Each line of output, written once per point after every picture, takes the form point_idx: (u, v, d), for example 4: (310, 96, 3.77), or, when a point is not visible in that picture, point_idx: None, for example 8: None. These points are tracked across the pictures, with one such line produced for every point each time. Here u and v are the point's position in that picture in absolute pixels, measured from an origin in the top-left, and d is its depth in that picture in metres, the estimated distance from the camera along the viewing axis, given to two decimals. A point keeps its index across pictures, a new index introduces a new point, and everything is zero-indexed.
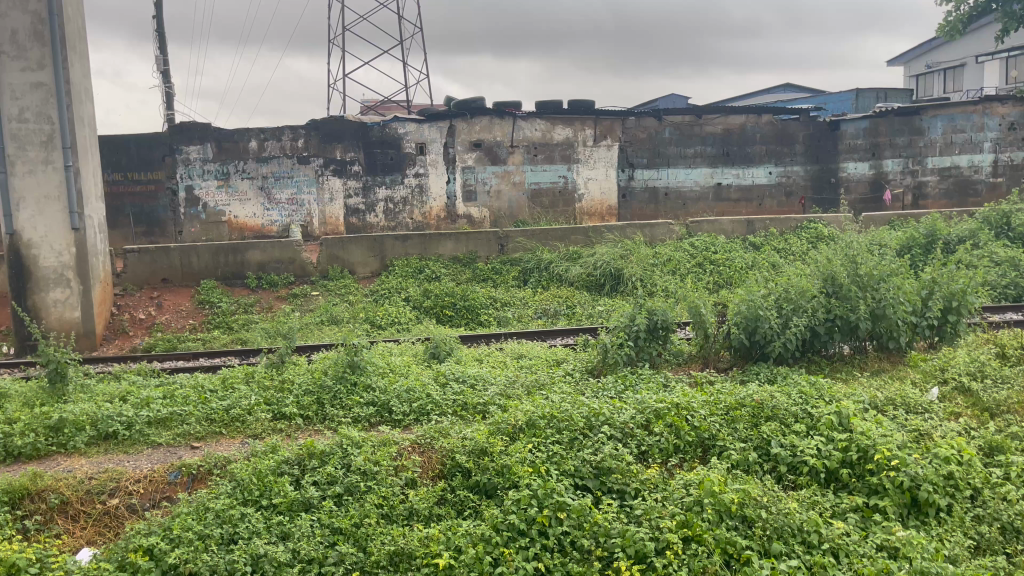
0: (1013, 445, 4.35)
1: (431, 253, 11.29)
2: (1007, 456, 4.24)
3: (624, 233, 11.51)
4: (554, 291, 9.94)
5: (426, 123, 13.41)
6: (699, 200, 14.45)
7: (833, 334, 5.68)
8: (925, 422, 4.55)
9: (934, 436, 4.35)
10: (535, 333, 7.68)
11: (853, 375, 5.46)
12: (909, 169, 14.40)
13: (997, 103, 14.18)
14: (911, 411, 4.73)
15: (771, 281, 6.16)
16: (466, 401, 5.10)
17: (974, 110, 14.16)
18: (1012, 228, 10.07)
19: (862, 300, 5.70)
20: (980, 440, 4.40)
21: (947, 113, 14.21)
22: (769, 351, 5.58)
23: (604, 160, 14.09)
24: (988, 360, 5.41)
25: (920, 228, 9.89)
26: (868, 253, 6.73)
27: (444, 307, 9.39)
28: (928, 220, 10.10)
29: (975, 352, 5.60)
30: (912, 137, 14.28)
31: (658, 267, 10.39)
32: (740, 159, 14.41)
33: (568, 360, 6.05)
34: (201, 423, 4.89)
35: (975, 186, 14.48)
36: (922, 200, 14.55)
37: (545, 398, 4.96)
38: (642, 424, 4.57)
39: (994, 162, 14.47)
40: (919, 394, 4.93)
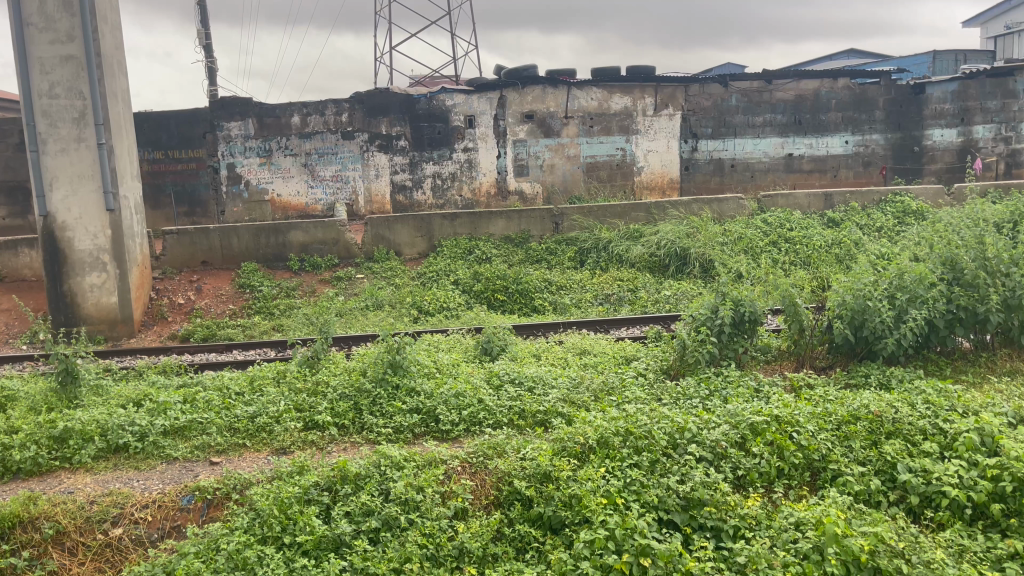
0: None
1: (481, 233, 10.60)
2: None
3: (690, 209, 10.64)
4: (614, 273, 9.16)
5: (476, 94, 12.64)
6: (769, 172, 13.44)
7: (955, 328, 4.83)
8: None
9: None
10: (599, 322, 6.94)
11: (983, 379, 4.65)
12: (1002, 135, 13.20)
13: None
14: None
15: (876, 266, 5.29)
16: (526, 407, 4.42)
17: None
18: None
19: (993, 289, 4.82)
20: None
21: None
22: (877, 351, 4.77)
23: (665, 130, 13.17)
24: None
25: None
26: (988, 233, 5.81)
27: (496, 290, 8.67)
28: None
29: None
30: (1005, 100, 13.05)
31: (728, 246, 9.52)
32: (814, 128, 13.33)
33: (638, 359, 5.31)
34: (222, 434, 4.29)
35: None
36: (1015, 170, 13.35)
37: (618, 407, 4.24)
38: (736, 443, 3.82)
39: None
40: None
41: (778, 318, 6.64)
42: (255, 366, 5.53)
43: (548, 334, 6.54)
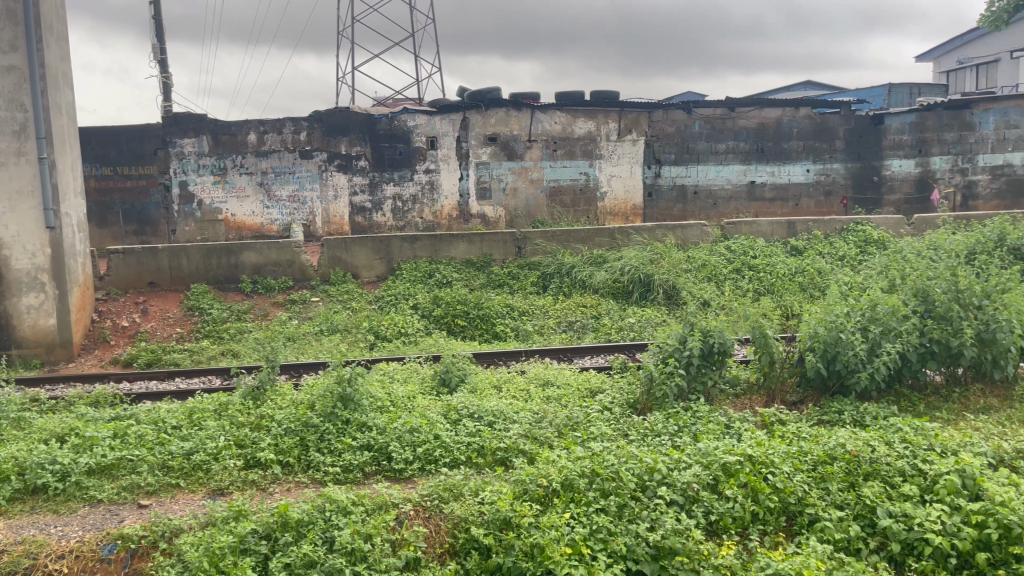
0: None
1: (442, 256, 10.33)
2: None
3: (653, 235, 10.51)
4: (577, 299, 8.96)
5: (438, 115, 12.43)
6: (731, 200, 13.43)
7: (927, 362, 4.70)
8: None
9: None
10: (562, 350, 6.71)
11: (956, 415, 4.52)
12: (959, 166, 13.25)
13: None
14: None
15: (848, 297, 5.14)
16: (488, 445, 4.16)
17: None
18: None
19: (966, 322, 4.70)
20: None
21: (1001, 107, 12.98)
22: (849, 385, 4.61)
23: (629, 155, 13.10)
24: None
25: (986, 232, 8.93)
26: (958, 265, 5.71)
27: (456, 316, 8.39)
28: (996, 224, 9.08)
29: None
30: (962, 132, 13.13)
31: (692, 273, 9.39)
32: (776, 156, 13.37)
33: (602, 393, 5.08)
34: (153, 473, 3.94)
35: None
36: (972, 201, 13.36)
37: (583, 445, 4.01)
38: (709, 485, 3.60)
39: None
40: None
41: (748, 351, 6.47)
42: (196, 397, 5.17)
43: (510, 364, 6.28)
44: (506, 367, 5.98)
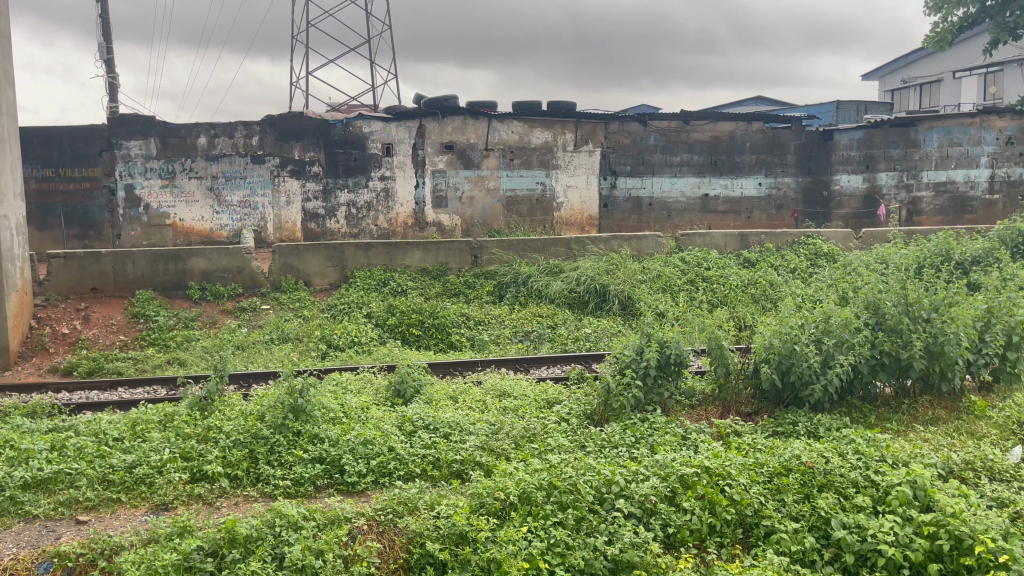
0: None
1: (397, 264, 10.21)
2: None
3: (609, 245, 10.55)
4: (533, 309, 8.93)
5: (394, 121, 12.32)
6: (686, 212, 13.58)
7: (878, 373, 4.78)
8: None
9: None
10: (519, 361, 6.67)
11: (906, 426, 4.60)
12: (904, 183, 13.57)
13: (995, 115, 13.35)
14: (1001, 482, 3.75)
15: (801, 309, 5.20)
16: (447, 458, 4.09)
17: (972, 123, 13.27)
18: None
19: (915, 334, 4.79)
20: None
21: (944, 126, 13.32)
22: (803, 396, 4.66)
23: (585, 166, 13.16)
24: None
25: (931, 247, 9.17)
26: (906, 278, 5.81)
27: (411, 325, 8.28)
28: (940, 238, 9.34)
29: None
30: (907, 149, 13.49)
31: (647, 283, 9.44)
32: (729, 169, 13.56)
33: (559, 404, 5.05)
34: (94, 487, 3.77)
35: (972, 203, 13.51)
36: (916, 217, 13.63)
37: (542, 457, 3.96)
38: (666, 496, 3.59)
39: (991, 178, 13.48)
40: (1000, 455, 3.99)
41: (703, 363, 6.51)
42: (140, 407, 4.99)
43: (467, 375, 6.20)
44: (462, 378, 5.90)
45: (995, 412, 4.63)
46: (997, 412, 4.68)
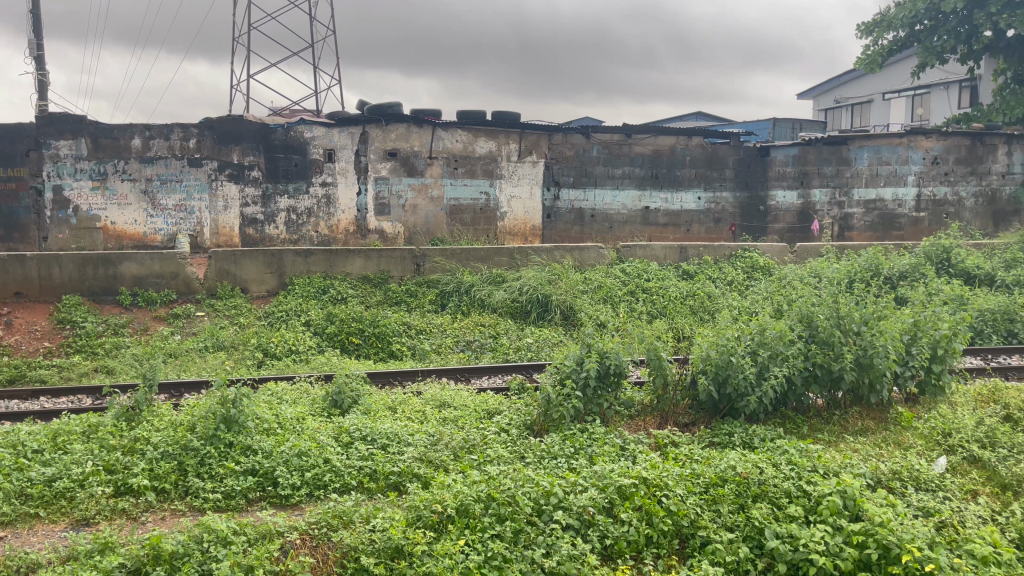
0: None
1: (337, 272, 10.07)
2: None
3: (551, 256, 10.61)
4: (475, 318, 8.89)
5: (337, 127, 12.17)
6: (627, 224, 13.75)
7: (811, 385, 4.90)
8: (951, 510, 3.68)
9: (959, 526, 3.50)
10: (459, 370, 6.61)
11: (837, 436, 4.72)
12: (836, 200, 14.03)
13: (922, 136, 13.87)
14: (926, 492, 3.86)
15: (739, 321, 5.27)
16: (384, 469, 4.03)
17: (900, 143, 13.82)
18: (953, 263, 9.80)
19: (846, 348, 4.92)
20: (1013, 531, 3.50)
21: (874, 145, 13.83)
22: (739, 408, 4.74)
23: (529, 177, 13.21)
24: (994, 423, 4.68)
25: (861, 262, 9.49)
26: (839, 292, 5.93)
27: (351, 333, 8.15)
28: (871, 253, 9.66)
29: (976, 414, 4.87)
30: (839, 166, 13.92)
31: (589, 294, 9.51)
32: (670, 183, 13.79)
33: (500, 415, 5.02)
34: (9, 502, 3.59)
35: (899, 220, 14.05)
36: (848, 232, 14.09)
37: (481, 468, 3.93)
38: (604, 507, 3.59)
39: (917, 196, 14.04)
40: (926, 465, 4.11)
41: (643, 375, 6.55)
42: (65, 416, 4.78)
43: (406, 386, 6.12)
44: (402, 389, 5.81)
45: (920, 423, 4.78)
46: (921, 422, 4.84)
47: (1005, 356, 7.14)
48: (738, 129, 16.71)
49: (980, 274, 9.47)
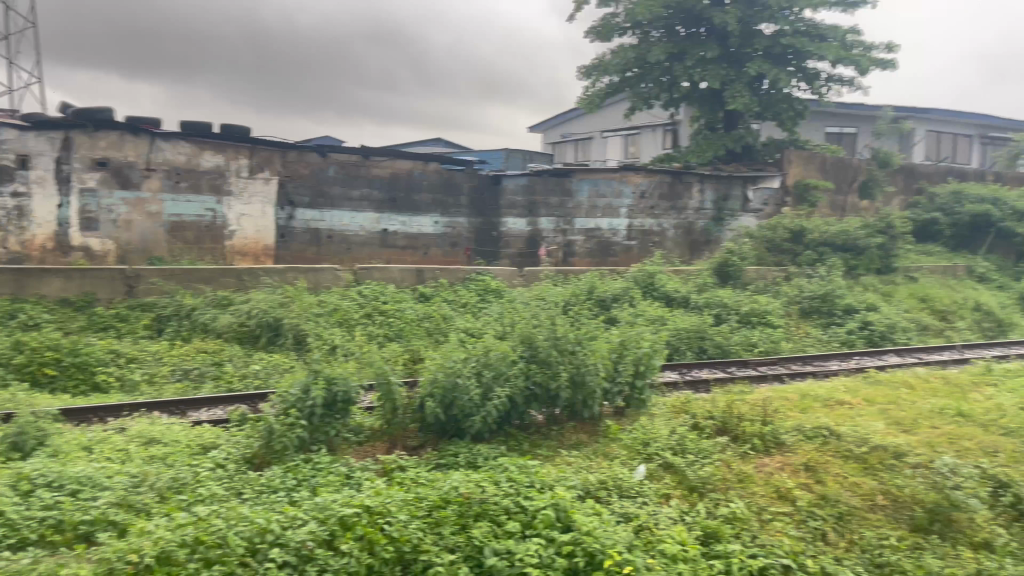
0: (731, 531, 3.91)
1: (30, 295, 8.89)
2: (728, 545, 3.75)
3: (284, 277, 10.22)
4: (197, 344, 8.26)
5: (32, 131, 10.80)
6: (365, 245, 13.66)
7: (529, 404, 5.15)
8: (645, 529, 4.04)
9: (654, 529, 3.84)
10: (175, 403, 6.08)
11: (554, 450, 5.00)
12: (561, 228, 15.04)
13: (632, 173, 15.39)
14: (625, 513, 4.23)
15: (465, 342, 5.43)
16: (73, 537, 3.60)
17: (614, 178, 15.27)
18: (657, 287, 10.95)
19: (562, 366, 5.27)
20: (699, 528, 3.91)
21: (592, 178, 15.13)
22: (457, 436, 4.89)
23: (261, 195, 12.64)
24: (686, 432, 5.26)
25: (581, 284, 10.29)
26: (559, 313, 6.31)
27: (46, 364, 7.19)
28: (588, 278, 10.51)
29: (671, 424, 5.44)
30: (563, 198, 14.96)
31: (324, 316, 9.28)
32: (407, 206, 13.93)
33: (206, 460, 4.68)
34: None
35: (615, 247, 15.48)
36: (571, 258, 15.23)
37: (183, 528, 3.64)
38: (317, 559, 3.50)
39: (628, 227, 15.57)
40: (627, 476, 4.48)
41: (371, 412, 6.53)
42: None
43: (107, 425, 5.56)
44: (96, 425, 5.25)
45: (628, 445, 5.25)
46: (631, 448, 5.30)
47: (703, 378, 8.13)
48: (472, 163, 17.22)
49: (678, 297, 10.68)
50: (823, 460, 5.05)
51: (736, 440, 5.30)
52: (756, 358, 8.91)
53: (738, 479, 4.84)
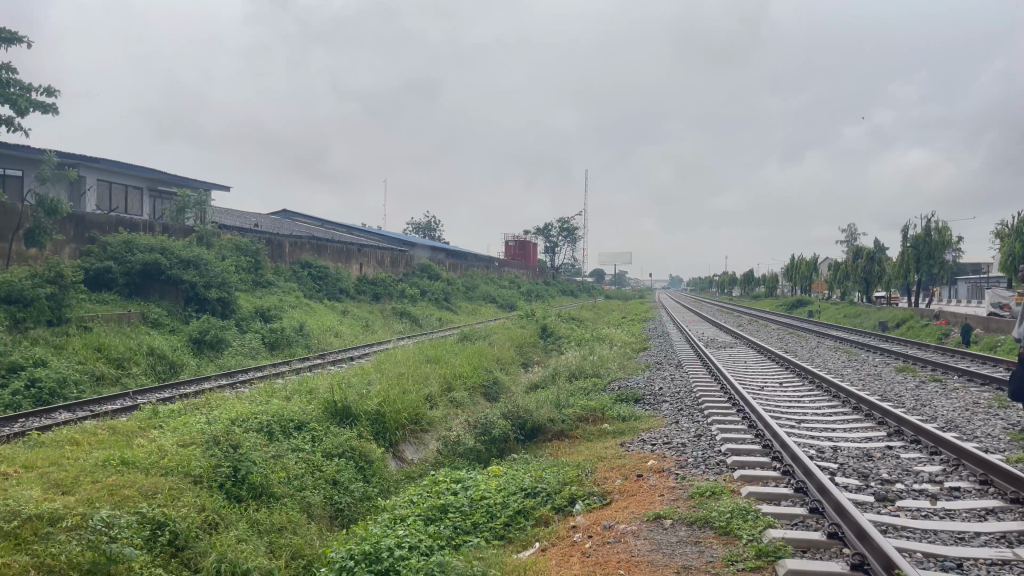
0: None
1: (176, 424, 10.92)
2: None
3: (366, 431, 11.97)
4: (310, 459, 10.12)
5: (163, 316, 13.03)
6: (429, 386, 15.36)
7: (577, 553, 6.69)
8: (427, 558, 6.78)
9: None
10: (309, 539, 8.04)
11: (598, 550, 6.56)
12: (606, 385, 16.49)
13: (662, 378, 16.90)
14: (477, 563, 6.51)
15: (526, 554, 7.06)
16: (144, 538, 6.64)
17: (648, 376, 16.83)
18: (690, 414, 12.49)
19: (604, 543, 6.72)
20: None
21: (626, 382, 16.67)
22: (373, 530, 7.49)
23: (340, 378, 14.51)
24: (706, 529, 6.64)
25: (620, 435, 11.92)
26: (600, 513, 7.93)
27: (209, 452, 9.16)
28: (625, 430, 12.12)
29: (701, 517, 6.88)
30: (599, 383, 16.54)
31: (402, 476, 11.03)
32: (465, 395, 15.59)
33: (218, 511, 7.82)
34: None
35: (653, 379, 16.92)
36: (614, 383, 16.74)
37: (196, 542, 6.95)
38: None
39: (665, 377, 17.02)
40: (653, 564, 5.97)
41: (357, 478, 10.21)
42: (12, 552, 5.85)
43: (193, 456, 8.93)
44: (184, 453, 8.99)
45: (499, 533, 7.86)
46: (505, 536, 7.83)
47: (626, 454, 10.39)
48: (510, 374, 19.12)
49: (707, 411, 12.27)
50: (634, 513, 7.48)
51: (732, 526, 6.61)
52: (680, 430, 11.26)
53: (552, 530, 7.74)
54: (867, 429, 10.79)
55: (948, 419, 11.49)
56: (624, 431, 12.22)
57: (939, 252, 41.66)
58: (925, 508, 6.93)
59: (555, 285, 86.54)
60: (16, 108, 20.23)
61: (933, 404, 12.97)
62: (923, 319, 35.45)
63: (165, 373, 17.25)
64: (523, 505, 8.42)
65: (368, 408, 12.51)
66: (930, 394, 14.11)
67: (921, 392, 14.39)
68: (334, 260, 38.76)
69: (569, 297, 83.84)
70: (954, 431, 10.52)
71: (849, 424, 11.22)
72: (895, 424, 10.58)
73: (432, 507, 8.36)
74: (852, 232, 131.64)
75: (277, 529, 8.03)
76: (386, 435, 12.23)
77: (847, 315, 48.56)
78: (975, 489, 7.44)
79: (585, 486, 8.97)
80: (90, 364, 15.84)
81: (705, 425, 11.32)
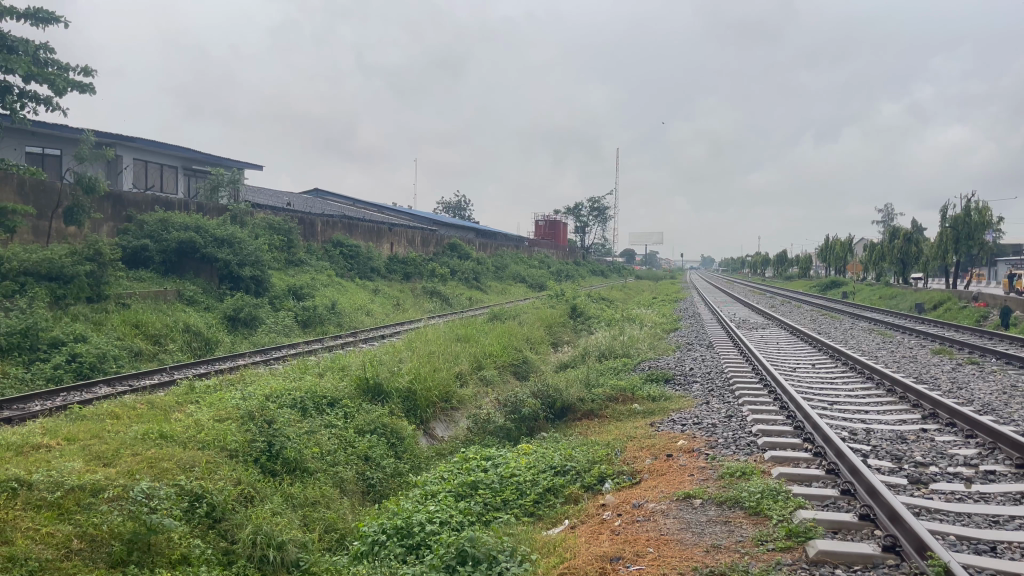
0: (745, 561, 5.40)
1: (211, 399, 11.14)
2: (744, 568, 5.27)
3: (396, 408, 12.08)
4: (341, 435, 10.26)
5: None
6: (460, 363, 15.47)
7: (602, 532, 6.72)
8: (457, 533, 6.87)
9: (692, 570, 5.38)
10: (339, 512, 8.18)
11: (625, 530, 6.58)
12: (636, 364, 16.48)
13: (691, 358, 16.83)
14: (508, 538, 6.58)
15: (551, 532, 7.11)
16: (183, 509, 6.81)
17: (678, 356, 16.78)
18: (720, 394, 12.44)
19: (629, 524, 6.73)
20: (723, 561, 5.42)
21: (655, 362, 16.65)
22: (405, 505, 7.59)
23: (370, 356, 14.67)
24: (735, 509, 6.64)
25: (649, 415, 11.90)
26: (627, 492, 7.95)
27: (245, 427, 9.35)
28: (655, 410, 12.12)
29: (730, 497, 6.87)
30: (628, 363, 16.52)
31: (431, 453, 11.14)
32: (494, 375, 15.68)
33: (254, 484, 7.98)
34: None
35: (682, 360, 16.84)
36: (643, 363, 16.71)
37: (233, 514, 7.10)
38: (225, 555, 6.58)
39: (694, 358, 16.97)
40: (678, 543, 5.98)
41: (388, 454, 10.34)
42: (51, 522, 6.03)
43: (228, 430, 9.09)
44: (220, 428, 9.16)
45: (528, 510, 7.93)
46: (535, 514, 7.89)
47: (656, 434, 10.39)
48: (539, 354, 19.14)
49: (735, 392, 12.21)
50: (664, 493, 7.49)
51: (758, 507, 6.57)
52: (711, 411, 11.21)
53: (581, 507, 7.79)
54: (901, 411, 10.66)
55: (986, 402, 11.31)
56: (655, 410, 12.21)
57: (979, 233, 40.75)
58: (959, 491, 6.86)
59: (585, 265, 86.40)
60: (55, 88, 20.53)
61: (970, 387, 12.77)
62: (960, 300, 34.83)
63: (200, 350, 17.57)
64: (553, 483, 8.47)
65: (399, 385, 12.63)
66: (967, 376, 13.86)
67: (957, 375, 14.17)
68: (365, 238, 38.97)
69: (600, 278, 83.35)
70: (990, 415, 10.35)
71: (883, 406, 11.08)
72: (931, 407, 10.41)
73: (463, 483, 8.46)
74: (887, 212, 129.55)
75: (310, 503, 8.19)
76: (417, 412, 12.35)
77: (883, 297, 47.80)
78: (1011, 472, 7.34)
79: (614, 464, 9.01)
80: (128, 340, 16.20)
81: (735, 406, 11.28)
